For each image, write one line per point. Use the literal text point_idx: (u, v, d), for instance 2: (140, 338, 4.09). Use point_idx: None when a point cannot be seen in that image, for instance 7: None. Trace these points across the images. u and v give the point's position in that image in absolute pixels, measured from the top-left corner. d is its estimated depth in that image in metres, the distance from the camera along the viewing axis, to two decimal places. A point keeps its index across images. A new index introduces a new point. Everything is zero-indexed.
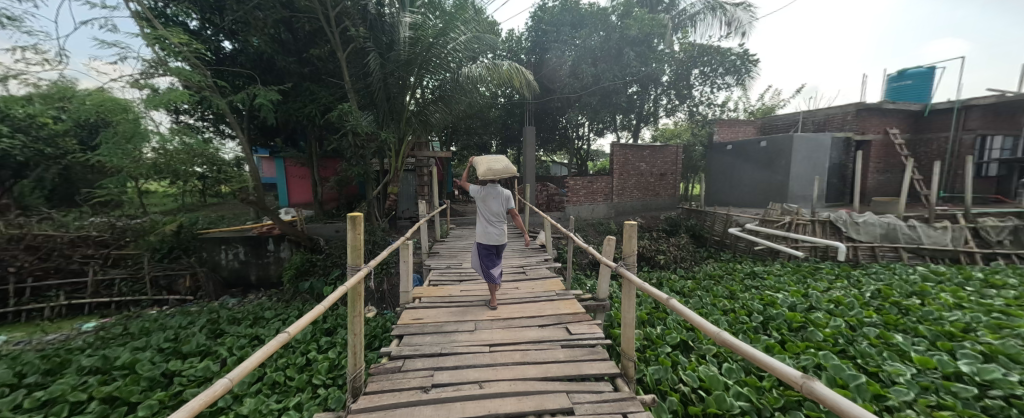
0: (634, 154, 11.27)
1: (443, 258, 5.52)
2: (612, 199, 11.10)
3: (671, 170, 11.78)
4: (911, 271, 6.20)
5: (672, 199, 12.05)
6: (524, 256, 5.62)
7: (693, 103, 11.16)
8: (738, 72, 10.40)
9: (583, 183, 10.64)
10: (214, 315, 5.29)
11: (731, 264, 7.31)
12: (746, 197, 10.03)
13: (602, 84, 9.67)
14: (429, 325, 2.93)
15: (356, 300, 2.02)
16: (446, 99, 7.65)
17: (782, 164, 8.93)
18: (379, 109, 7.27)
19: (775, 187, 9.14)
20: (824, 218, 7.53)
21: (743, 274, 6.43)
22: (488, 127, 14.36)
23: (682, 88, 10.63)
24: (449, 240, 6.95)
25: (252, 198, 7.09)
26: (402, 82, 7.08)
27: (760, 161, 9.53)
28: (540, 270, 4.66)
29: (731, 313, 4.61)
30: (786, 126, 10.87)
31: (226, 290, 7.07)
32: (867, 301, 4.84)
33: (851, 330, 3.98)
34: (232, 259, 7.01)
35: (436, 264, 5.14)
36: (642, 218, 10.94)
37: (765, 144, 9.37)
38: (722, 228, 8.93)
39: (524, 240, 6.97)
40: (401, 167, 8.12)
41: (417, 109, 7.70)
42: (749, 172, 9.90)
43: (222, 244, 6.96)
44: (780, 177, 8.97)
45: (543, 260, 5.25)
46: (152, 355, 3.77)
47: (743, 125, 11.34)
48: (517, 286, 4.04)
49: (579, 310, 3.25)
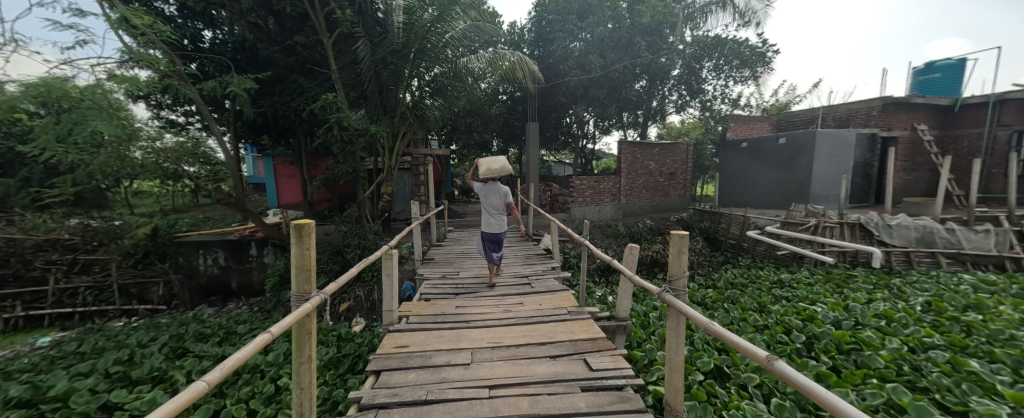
0: (643, 152, 10.69)
1: (439, 266, 4.96)
2: (620, 200, 10.53)
3: (681, 169, 11.22)
4: (957, 279, 5.58)
5: (682, 200, 11.47)
6: (528, 263, 5.05)
7: (705, 98, 10.59)
8: (755, 63, 9.81)
9: (589, 182, 10.06)
10: (184, 328, 4.73)
11: (753, 270, 6.73)
12: (763, 198, 9.43)
13: (610, 76, 9.10)
14: (413, 357, 2.36)
15: (305, 342, 1.46)
16: (443, 91, 7.10)
17: (803, 162, 8.34)
18: (370, 102, 6.74)
19: (795, 186, 8.54)
20: (853, 220, 6.94)
21: (769, 283, 5.84)
22: (489, 125, 13.84)
23: (693, 82, 10.08)
24: (446, 244, 6.39)
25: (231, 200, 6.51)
26: (395, 73, 6.55)
27: (778, 159, 8.95)
28: (547, 281, 4.10)
29: (765, 331, 4.04)
30: (804, 123, 10.27)
31: (205, 299, 6.52)
32: (920, 315, 4.24)
33: (912, 353, 3.38)
34: (211, 264, 6.47)
35: (429, 273, 4.58)
36: (652, 219, 10.36)
37: (784, 140, 8.79)
38: (738, 231, 8.35)
39: (527, 244, 6.41)
40: (394, 165, 7.57)
41: (413, 103, 7.16)
42: (765, 171, 9.30)
43: (200, 248, 6.42)
44: (801, 176, 8.38)
45: (549, 269, 4.68)
46: (96, 383, 3.22)
47: (757, 122, 10.78)
48: (522, 300, 3.48)
49: (598, 334, 2.67)
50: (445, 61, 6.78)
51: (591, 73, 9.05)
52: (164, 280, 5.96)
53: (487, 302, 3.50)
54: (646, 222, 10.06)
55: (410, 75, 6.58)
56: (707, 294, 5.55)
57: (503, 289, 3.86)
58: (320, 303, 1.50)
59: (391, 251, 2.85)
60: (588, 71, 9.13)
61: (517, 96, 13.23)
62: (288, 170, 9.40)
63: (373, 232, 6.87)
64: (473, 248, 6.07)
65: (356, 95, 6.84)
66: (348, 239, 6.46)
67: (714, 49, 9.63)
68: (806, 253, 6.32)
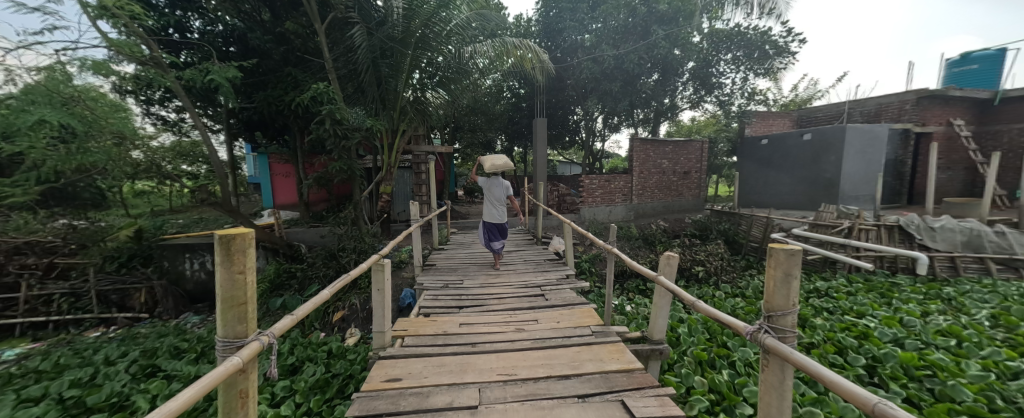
0: (656, 150, 10.15)
1: (440, 273, 4.48)
2: (632, 200, 10.00)
3: (695, 168, 10.68)
4: (1017, 288, 5.00)
5: (697, 200, 10.92)
6: (539, 270, 4.55)
7: (723, 93, 9.97)
8: (781, 54, 9.04)
9: (599, 181, 9.55)
10: (160, 342, 4.28)
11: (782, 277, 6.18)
12: (785, 198, 8.86)
13: (623, 68, 8.55)
14: (407, 397, 1.88)
15: (238, 410, 0.99)
16: (446, 84, 6.64)
17: (830, 160, 7.77)
18: (368, 95, 6.28)
19: (821, 185, 7.97)
20: (891, 222, 6.37)
21: (804, 292, 5.29)
22: (493, 122, 13.39)
23: (711, 75, 9.51)
24: (448, 248, 5.93)
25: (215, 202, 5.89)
26: (395, 64, 6.10)
27: (802, 156, 8.38)
28: (563, 292, 3.60)
29: (814, 351, 3.51)
30: (828, 119, 9.66)
31: (192, 306, 6.09)
32: (991, 333, 3.67)
33: (1002, 382, 2.80)
34: (198, 269, 6.04)
35: (430, 281, 4.10)
36: (666, 220, 9.82)
37: (809, 136, 8.23)
38: (761, 233, 7.79)
39: (536, 248, 5.92)
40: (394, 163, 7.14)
41: (413, 97, 6.71)
42: (788, 169, 8.75)
43: (186, 252, 5.99)
44: (828, 174, 7.81)
45: (564, 277, 4.19)
46: (41, 413, 2.76)
47: (776, 118, 10.23)
48: (536, 317, 2.99)
49: (635, 364, 2.17)
50: (448, 52, 6.32)
51: (602, 65, 8.53)
52: (146, 287, 5.54)
53: (496, 318, 3.01)
54: (660, 223, 9.52)
55: (410, 65, 6.10)
56: (735, 303, 5.02)
57: (513, 302, 3.37)
58: (266, 351, 1.03)
59: (386, 259, 2.39)
60: (600, 63, 8.60)
61: (523, 92, 12.76)
62: (285, 168, 9.01)
63: (371, 234, 6.42)
64: (478, 252, 5.59)
65: (353, 88, 6.39)
66: (344, 242, 6.02)
67: (735, 40, 8.98)
68: (842, 258, 5.77)
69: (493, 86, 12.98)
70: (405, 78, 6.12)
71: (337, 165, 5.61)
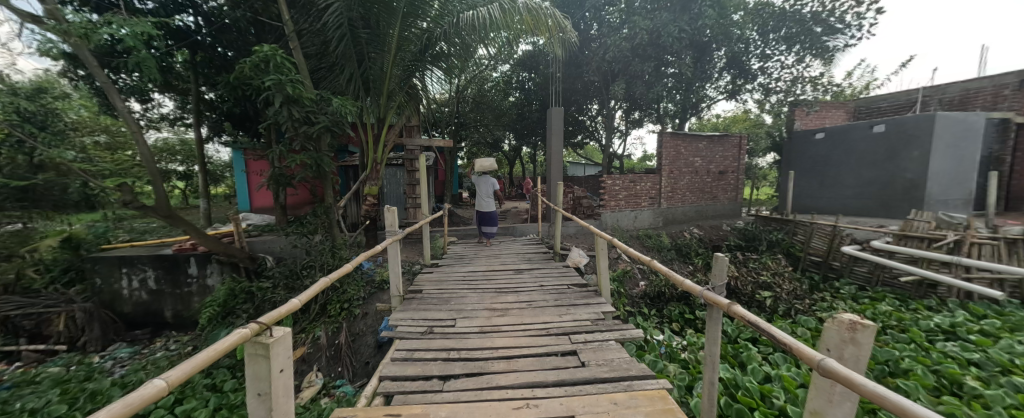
0: (688, 146, 8.77)
1: (426, 304, 3.25)
2: (660, 204, 8.63)
3: (732, 167, 9.30)
4: None
5: (733, 204, 9.52)
6: (564, 300, 3.27)
7: (767, 80, 8.46)
8: (840, 31, 7.39)
9: (623, 182, 8.20)
10: (39, 398, 3.10)
11: (875, 306, 4.77)
12: (847, 202, 7.43)
13: (661, 42, 7.15)
14: None
15: None
16: (443, 62, 5.46)
17: (913, 156, 6.34)
18: (346, 75, 5.11)
19: (899, 187, 6.55)
20: (1015, 234, 4.88)
21: (923, 331, 3.89)
22: (501, 119, 12.17)
23: (758, 60, 8.01)
24: (443, 264, 4.70)
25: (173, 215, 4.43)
26: (382, 35, 5.00)
27: (873, 151, 6.95)
28: (606, 350, 2.30)
29: None
30: (896, 109, 8.18)
31: (129, 333, 4.95)
32: None
33: None
34: (138, 288, 4.93)
35: (408, 321, 2.86)
36: (701, 228, 8.46)
37: (881, 128, 6.84)
38: (826, 246, 6.41)
39: (554, 265, 4.64)
40: (381, 159, 6.00)
41: (403, 78, 5.58)
42: (852, 168, 7.33)
43: (123, 266, 4.88)
44: (909, 173, 6.38)
45: (600, 315, 2.91)
46: None
47: (830, 109, 8.78)
48: (571, 409, 1.70)
49: None
50: (445, 21, 5.14)
51: (634, 41, 7.21)
52: (65, 311, 4.42)
53: (501, 410, 1.72)
54: (694, 232, 8.17)
55: (397, 39, 5.03)
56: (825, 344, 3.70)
57: (530, 371, 2.08)
58: None
59: (283, 330, 1.16)
60: (631, 39, 7.30)
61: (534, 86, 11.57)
62: (261, 167, 7.87)
63: (350, 245, 5.23)
64: (479, 270, 4.36)
65: (327, 67, 5.21)
66: (315, 256, 4.86)
67: (789, 16, 7.42)
68: (955, 281, 4.38)
69: (501, 79, 11.79)
70: (392, 54, 5.05)
71: (301, 158, 4.15)
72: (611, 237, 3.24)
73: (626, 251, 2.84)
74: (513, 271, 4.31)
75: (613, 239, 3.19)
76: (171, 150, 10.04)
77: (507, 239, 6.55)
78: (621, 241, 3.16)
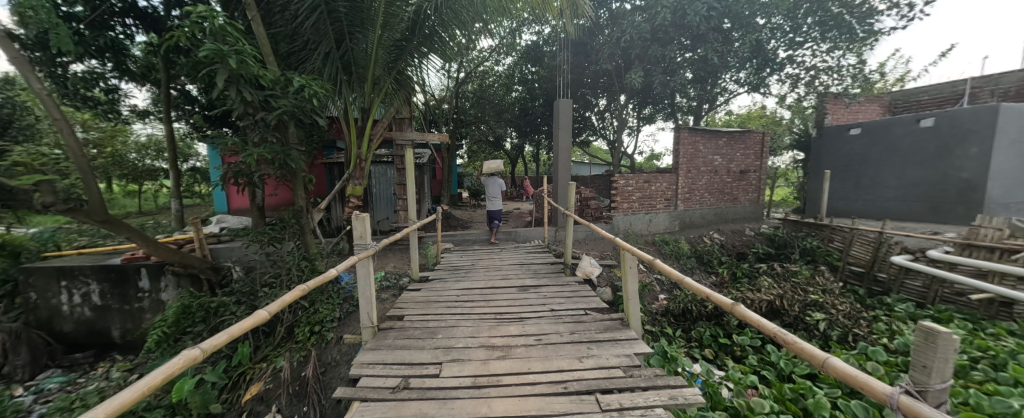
0: (707, 142, 8.02)
1: (404, 338, 2.53)
2: (677, 206, 7.89)
3: (754, 166, 8.55)
4: None
5: (755, 206, 8.76)
6: (582, 333, 2.53)
7: (796, 70, 7.70)
8: (881, 14, 6.64)
9: (636, 182, 7.46)
10: None
11: (946, 329, 4.01)
12: (888, 205, 6.66)
13: (686, 20, 6.42)
14: None
15: None
16: (436, 38, 4.67)
17: (969, 153, 5.58)
18: (322, 55, 4.37)
19: (952, 188, 5.79)
20: None
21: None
22: (502, 115, 11.47)
23: (787, 48, 7.25)
24: (433, 280, 3.98)
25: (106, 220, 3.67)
26: (365, 8, 4.27)
27: (921, 148, 6.19)
28: None
29: None
30: (939, 102, 7.38)
31: (70, 355, 4.26)
32: None
33: None
34: (81, 303, 4.26)
35: (376, 367, 2.14)
36: (721, 233, 7.72)
37: (930, 122, 6.09)
38: (871, 255, 5.64)
39: (564, 279, 3.90)
40: (367, 155, 5.30)
41: (391, 61, 4.85)
42: (894, 167, 6.57)
43: (62, 279, 4.20)
44: (966, 173, 5.62)
45: (631, 360, 2.17)
46: None
47: (863, 102, 8.01)
48: None
49: None
50: None
51: (655, 20, 6.54)
52: None
53: None
54: (714, 237, 7.44)
55: (382, 14, 4.31)
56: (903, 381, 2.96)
57: None
58: None
59: None
60: (652, 18, 6.63)
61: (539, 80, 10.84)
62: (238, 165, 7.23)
63: (328, 254, 4.51)
64: (475, 288, 3.63)
65: (300, 47, 4.47)
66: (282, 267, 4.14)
67: None
68: None
69: (503, 72, 11.08)
70: (377, 33, 4.35)
71: (256, 151, 3.28)
72: (645, 253, 2.48)
73: (680, 281, 2.05)
74: (516, 289, 3.58)
75: (648, 256, 2.43)
76: (151, 147, 9.42)
77: (508, 245, 5.81)
78: (661, 261, 2.39)
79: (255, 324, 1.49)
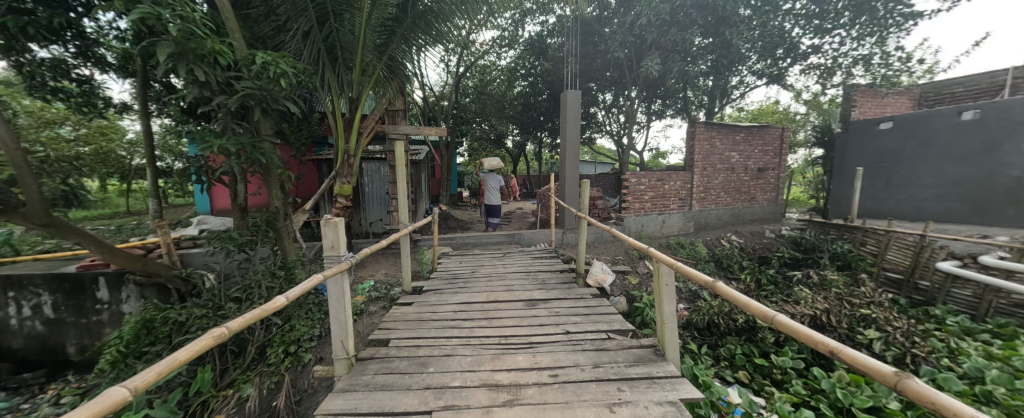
0: (724, 138, 7.49)
1: (387, 373, 2.01)
2: (691, 206, 7.38)
3: (772, 163, 8.03)
4: None
5: (773, 207, 8.24)
6: (609, 368, 2.00)
7: (820, 61, 7.17)
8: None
9: (649, 180, 6.94)
10: None
11: (1016, 348, 3.48)
12: (924, 205, 6.13)
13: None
14: None
15: None
16: (430, 18, 4.14)
17: (1020, 148, 5.05)
18: (302, 38, 3.85)
19: (1000, 187, 5.25)
20: None
21: None
22: (504, 111, 10.98)
23: (812, 35, 6.72)
24: (427, 292, 3.48)
25: (51, 224, 3.10)
26: None
27: (963, 143, 5.66)
28: None
29: None
30: (976, 94, 6.75)
31: (18, 375, 3.78)
32: None
33: None
34: (32, 316, 3.79)
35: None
36: (739, 235, 7.21)
37: (973, 114, 5.56)
38: (912, 260, 5.10)
39: (577, 291, 3.39)
40: (357, 151, 4.79)
41: (381, 45, 4.32)
42: (930, 164, 6.05)
43: (10, 289, 3.73)
44: (1016, 170, 5.09)
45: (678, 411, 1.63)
46: None
47: (891, 95, 7.45)
48: None
49: None
50: None
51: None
52: None
53: None
54: (732, 239, 6.94)
55: None
56: (989, 415, 2.43)
57: None
58: None
59: None
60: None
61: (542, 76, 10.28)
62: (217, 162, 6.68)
63: (309, 261, 4.01)
64: (475, 302, 3.12)
65: (277, 27, 3.93)
66: (254, 276, 3.63)
67: None
68: None
69: (505, 66, 10.59)
70: (365, 13, 3.83)
71: (219, 143, 2.80)
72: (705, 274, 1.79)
73: (771, 320, 1.36)
74: (523, 305, 3.07)
75: (712, 278, 1.74)
76: (139, 144, 9.00)
77: (511, 250, 5.30)
78: (725, 286, 1.72)
79: (111, 412, 0.82)
